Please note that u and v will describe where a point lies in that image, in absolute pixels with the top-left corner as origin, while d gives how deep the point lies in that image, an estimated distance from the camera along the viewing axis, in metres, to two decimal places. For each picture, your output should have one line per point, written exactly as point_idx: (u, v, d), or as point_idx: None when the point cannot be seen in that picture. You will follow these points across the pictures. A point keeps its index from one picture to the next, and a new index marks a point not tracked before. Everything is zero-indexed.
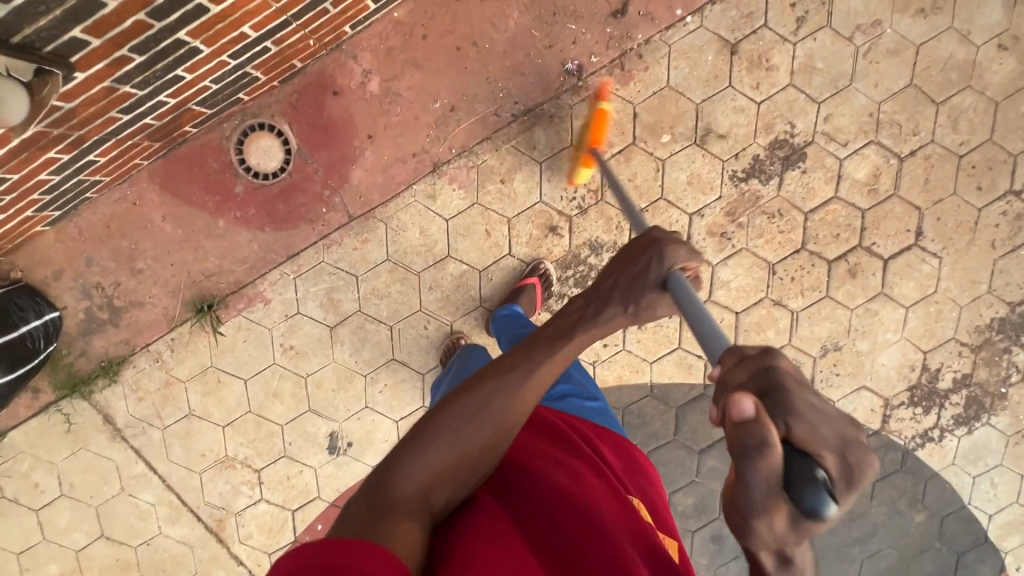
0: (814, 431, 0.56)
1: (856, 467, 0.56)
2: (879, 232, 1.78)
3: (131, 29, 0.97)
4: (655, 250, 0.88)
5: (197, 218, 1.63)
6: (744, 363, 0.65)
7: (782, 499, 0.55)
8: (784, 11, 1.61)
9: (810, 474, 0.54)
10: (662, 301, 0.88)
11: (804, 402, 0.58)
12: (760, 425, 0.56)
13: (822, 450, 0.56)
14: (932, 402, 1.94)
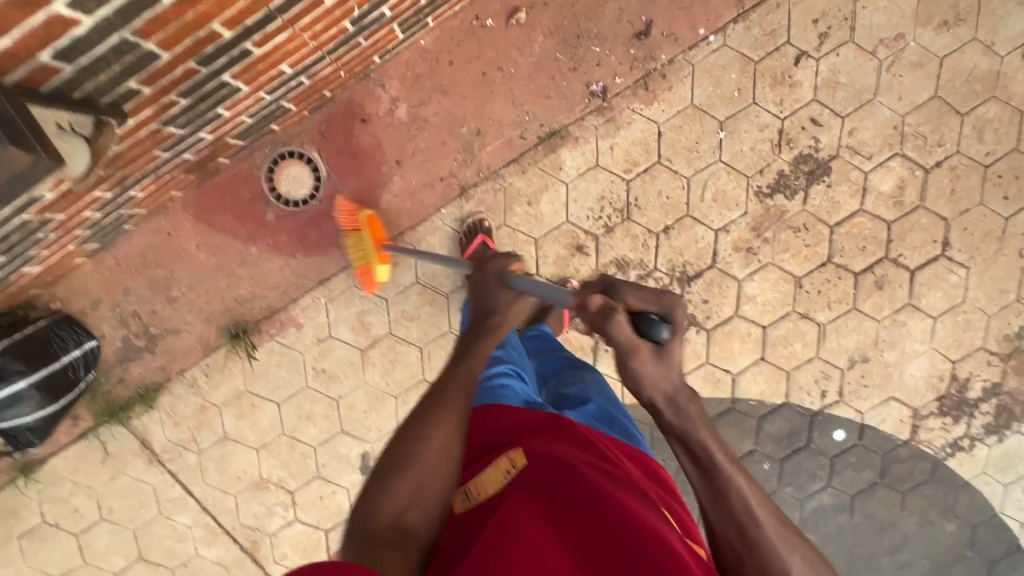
0: (640, 300, 0.93)
1: (667, 305, 0.93)
2: (905, 244, 1.78)
3: (181, 76, 0.99)
4: (487, 266, 1.15)
5: (230, 246, 1.66)
6: (598, 288, 0.96)
7: (637, 338, 0.89)
8: (807, 27, 1.62)
9: (648, 319, 0.90)
10: (518, 299, 1.11)
11: (622, 289, 0.94)
12: (611, 311, 0.89)
13: (654, 306, 0.93)
14: (962, 411, 1.94)
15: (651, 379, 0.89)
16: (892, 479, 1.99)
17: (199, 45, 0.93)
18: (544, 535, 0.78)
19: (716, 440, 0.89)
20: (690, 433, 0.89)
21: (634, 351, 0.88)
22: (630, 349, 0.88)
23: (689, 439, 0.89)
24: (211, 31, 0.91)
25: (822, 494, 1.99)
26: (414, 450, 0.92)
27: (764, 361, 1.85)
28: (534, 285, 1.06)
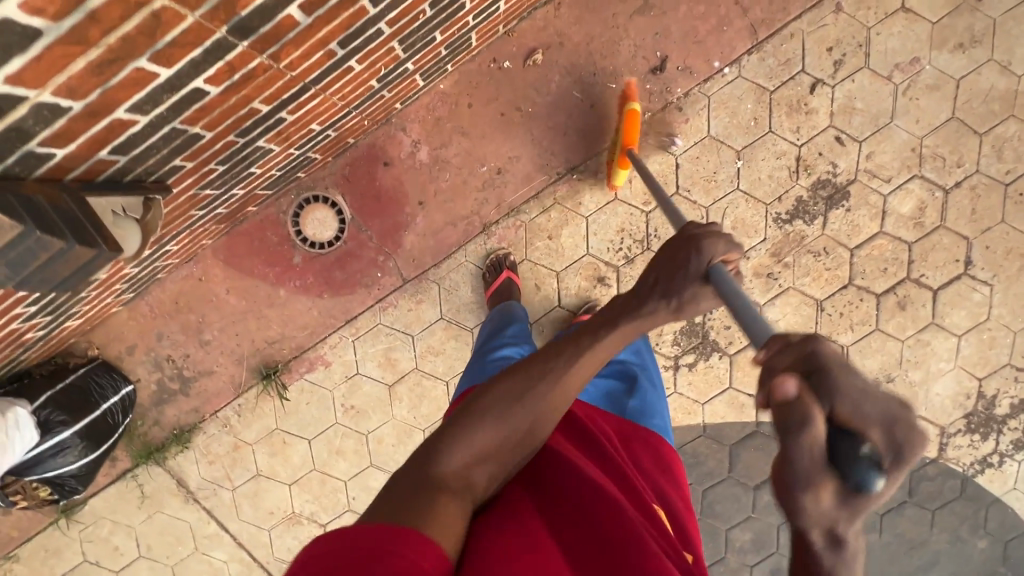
0: (864, 408, 0.54)
1: (909, 445, 0.53)
2: (927, 264, 1.78)
3: (221, 148, 1.03)
4: (700, 241, 0.88)
5: (259, 289, 1.70)
6: (785, 349, 0.63)
7: (827, 470, 0.53)
8: (821, 55, 1.63)
9: (855, 449, 0.52)
10: (706, 293, 0.87)
11: (852, 377, 0.56)
12: (803, 412, 0.54)
13: (863, 425, 0.53)
14: (990, 428, 1.93)
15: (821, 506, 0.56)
16: (920, 498, 1.99)
17: (240, 121, 0.96)
18: (539, 526, 0.77)
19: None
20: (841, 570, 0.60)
21: (801, 448, 0.53)
22: (811, 476, 0.53)
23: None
24: (251, 109, 0.94)
25: None
26: (508, 408, 0.82)
27: None
28: (737, 294, 0.79)
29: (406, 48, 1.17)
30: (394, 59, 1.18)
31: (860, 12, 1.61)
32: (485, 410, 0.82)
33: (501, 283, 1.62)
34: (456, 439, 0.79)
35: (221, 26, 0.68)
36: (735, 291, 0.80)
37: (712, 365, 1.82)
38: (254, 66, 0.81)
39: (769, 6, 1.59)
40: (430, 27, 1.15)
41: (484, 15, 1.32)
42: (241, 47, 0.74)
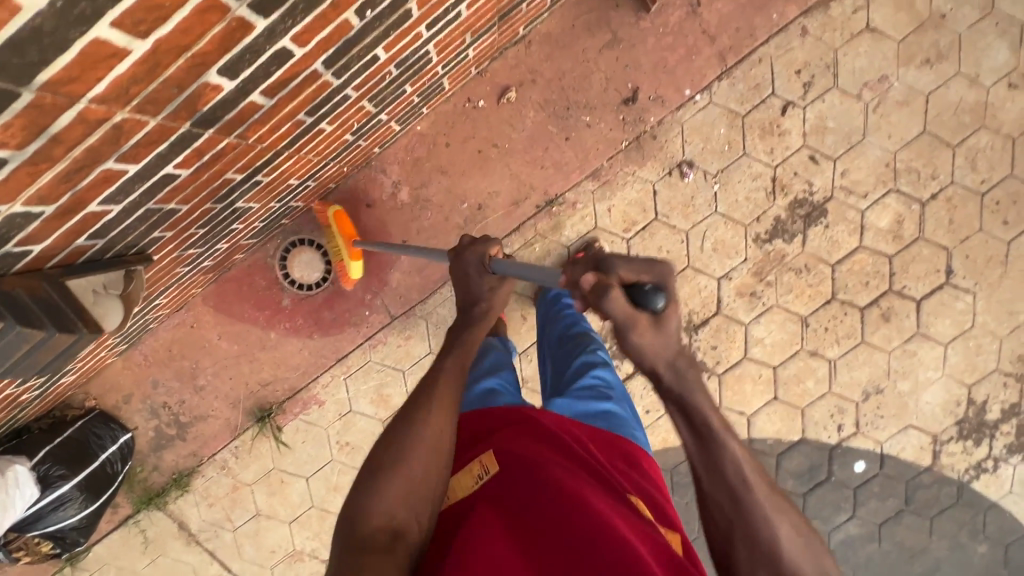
0: (633, 272, 0.90)
1: (663, 279, 0.92)
2: (908, 275, 1.80)
3: (200, 215, 1.06)
4: (463, 255, 1.13)
5: (250, 333, 1.73)
6: (576, 267, 0.95)
7: (636, 309, 0.86)
8: (791, 78, 1.66)
9: (641, 290, 0.86)
10: (501, 281, 1.12)
11: (619, 261, 0.91)
12: (606, 286, 0.86)
13: (636, 275, 0.91)
14: (982, 433, 1.94)
15: (651, 347, 0.87)
16: (918, 506, 2.00)
17: (215, 191, 1.00)
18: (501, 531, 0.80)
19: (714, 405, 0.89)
20: (689, 398, 0.88)
21: (618, 304, 0.86)
22: (628, 322, 0.85)
23: (687, 404, 0.88)
24: (225, 179, 0.98)
25: (847, 525, 2.00)
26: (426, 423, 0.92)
27: (778, 400, 1.87)
28: (521, 267, 1.06)
29: (376, 104, 1.21)
30: (365, 114, 1.22)
31: (826, 35, 1.64)
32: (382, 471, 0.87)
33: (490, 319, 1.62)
34: (363, 508, 0.83)
35: (185, 122, 0.71)
36: (514, 266, 1.08)
37: None
38: (223, 146, 0.85)
39: (736, 33, 1.62)
40: (398, 82, 1.18)
41: (454, 63, 1.36)
42: (207, 133, 0.77)
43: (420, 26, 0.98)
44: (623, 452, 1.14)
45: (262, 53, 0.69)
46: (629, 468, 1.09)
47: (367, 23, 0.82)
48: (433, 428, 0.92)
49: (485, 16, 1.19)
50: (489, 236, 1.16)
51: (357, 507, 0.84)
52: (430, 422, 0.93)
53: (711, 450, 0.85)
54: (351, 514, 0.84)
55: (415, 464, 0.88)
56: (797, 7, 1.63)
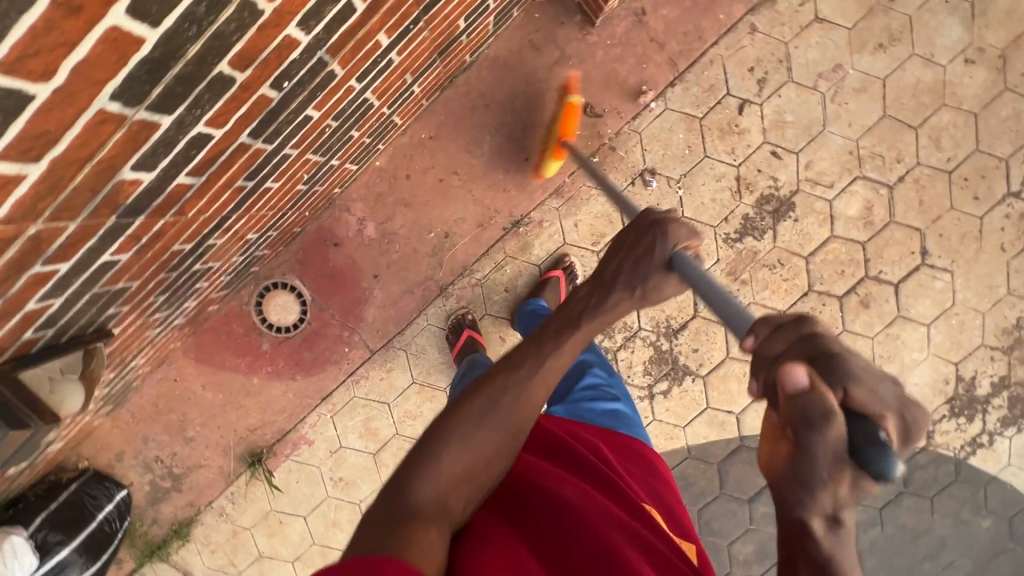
0: (872, 401, 0.56)
1: (911, 427, 0.56)
2: (883, 260, 1.79)
3: (156, 286, 1.08)
4: (661, 230, 0.93)
5: (233, 381, 1.75)
6: (778, 335, 0.68)
7: (849, 460, 0.53)
8: (744, 76, 1.65)
9: (870, 436, 0.53)
10: (670, 279, 0.93)
11: (855, 361, 0.59)
12: (818, 400, 0.54)
13: (878, 411, 0.55)
14: (974, 409, 1.93)
15: (824, 489, 0.55)
16: (917, 487, 1.99)
17: (165, 263, 1.00)
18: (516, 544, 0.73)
19: None
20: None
21: (816, 438, 0.54)
22: (821, 458, 0.53)
23: None
24: (173, 251, 0.98)
25: None
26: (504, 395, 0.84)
27: None
28: (711, 287, 0.84)
29: (324, 152, 1.21)
30: (314, 164, 1.22)
31: (775, 30, 1.64)
32: (455, 435, 0.78)
33: (462, 344, 1.63)
34: (424, 465, 0.75)
35: (109, 216, 0.72)
36: (704, 278, 0.86)
37: (686, 389, 1.84)
38: (160, 226, 0.86)
39: (685, 38, 1.62)
40: (343, 130, 1.18)
41: (401, 100, 1.36)
42: (138, 220, 0.79)
43: (350, 80, 0.98)
44: (640, 459, 1.08)
45: (175, 143, 0.69)
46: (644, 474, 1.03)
47: (287, 91, 0.82)
48: (504, 426, 0.82)
49: (422, 55, 1.19)
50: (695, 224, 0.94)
51: (418, 460, 0.76)
52: (513, 401, 0.83)
53: None
54: (408, 466, 0.76)
55: (483, 446, 0.79)
56: (743, 6, 1.62)
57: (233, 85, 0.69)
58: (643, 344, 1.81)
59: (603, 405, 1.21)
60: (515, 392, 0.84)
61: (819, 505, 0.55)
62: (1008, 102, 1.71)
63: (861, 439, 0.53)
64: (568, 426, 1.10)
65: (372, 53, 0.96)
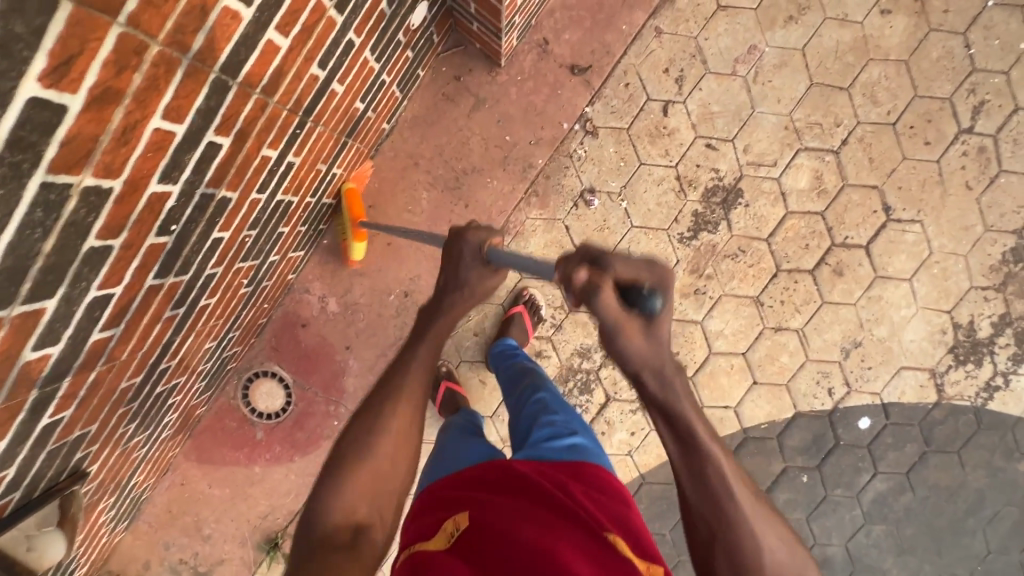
0: (630, 274, 0.86)
1: (663, 281, 0.88)
2: (846, 225, 1.76)
3: (119, 420, 1.12)
4: (465, 236, 1.00)
5: (237, 473, 1.80)
6: (574, 261, 0.89)
7: (629, 316, 0.84)
8: (661, 78, 1.66)
9: (638, 294, 0.84)
10: (492, 272, 1.00)
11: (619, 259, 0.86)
12: (597, 288, 0.82)
13: (632, 274, 0.86)
14: (981, 353, 1.85)
15: (643, 355, 0.84)
16: (940, 444, 1.91)
17: (118, 401, 1.05)
18: None
19: (712, 432, 0.84)
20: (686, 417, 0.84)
21: (623, 337, 0.84)
22: (619, 328, 0.83)
23: (671, 411, 0.84)
24: (122, 389, 1.03)
25: (874, 483, 1.93)
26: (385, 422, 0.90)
27: (759, 383, 1.84)
28: (518, 260, 0.96)
29: (256, 256, 1.26)
30: (250, 268, 1.27)
31: (680, 27, 1.64)
32: (348, 445, 0.88)
33: (442, 399, 1.64)
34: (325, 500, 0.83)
35: (30, 390, 0.76)
36: (516, 258, 0.97)
37: None
38: (93, 378, 0.90)
39: (593, 56, 1.64)
40: (267, 232, 1.23)
41: (324, 185, 1.40)
42: (66, 382, 0.84)
43: (250, 195, 1.03)
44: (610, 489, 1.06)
45: (71, 314, 0.74)
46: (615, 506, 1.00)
47: (180, 231, 0.87)
48: (395, 438, 0.89)
49: (327, 145, 1.23)
50: (494, 226, 1.03)
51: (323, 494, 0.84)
52: (399, 421, 0.90)
53: (698, 460, 0.82)
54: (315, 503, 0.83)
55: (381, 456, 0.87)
56: (644, 12, 1.63)
57: (112, 250, 0.73)
58: None
59: (569, 441, 1.17)
60: (393, 400, 0.91)
61: (647, 370, 0.85)
62: (936, 42, 1.68)
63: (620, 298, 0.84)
64: (540, 466, 1.07)
65: (264, 167, 1.01)
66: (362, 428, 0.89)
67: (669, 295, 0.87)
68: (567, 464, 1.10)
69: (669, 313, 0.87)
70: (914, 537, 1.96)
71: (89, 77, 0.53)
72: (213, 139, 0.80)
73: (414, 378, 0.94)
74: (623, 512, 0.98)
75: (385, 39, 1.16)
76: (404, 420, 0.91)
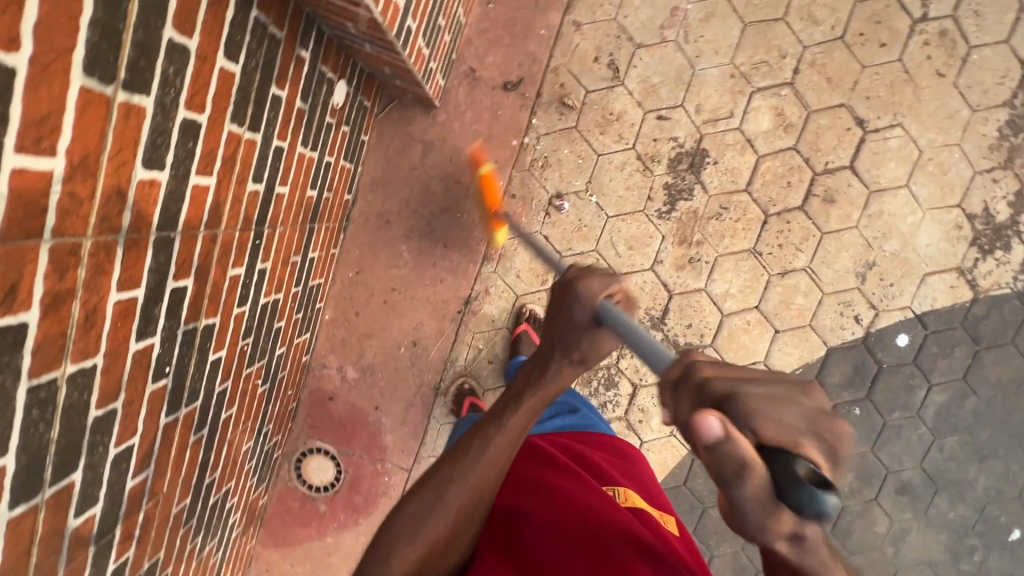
0: (777, 425, 0.51)
1: (835, 441, 0.53)
2: (823, 151, 1.71)
3: (182, 540, 1.22)
4: (578, 289, 0.85)
5: (312, 548, 1.91)
6: (678, 395, 0.59)
7: (776, 500, 0.49)
8: (594, 67, 1.66)
9: (791, 474, 0.48)
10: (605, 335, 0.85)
11: (756, 387, 0.54)
12: (737, 456, 0.48)
13: (792, 438, 0.51)
14: (1007, 237, 1.75)
15: (778, 533, 0.51)
16: (991, 339, 1.82)
17: (176, 524, 1.15)
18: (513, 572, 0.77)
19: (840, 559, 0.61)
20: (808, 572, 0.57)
21: (741, 482, 0.48)
22: (750, 510, 0.49)
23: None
24: (175, 513, 1.13)
25: (932, 397, 1.86)
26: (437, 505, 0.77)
27: (782, 332, 1.80)
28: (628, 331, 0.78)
29: (262, 355, 1.35)
30: (259, 369, 1.36)
31: (597, 14, 1.65)
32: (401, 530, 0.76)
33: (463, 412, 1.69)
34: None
35: (87, 548, 0.85)
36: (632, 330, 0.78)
37: None
38: (143, 515, 1.00)
39: (521, 68, 1.66)
40: (264, 333, 1.31)
41: (306, 271, 1.48)
42: (119, 529, 0.93)
43: (232, 312, 1.10)
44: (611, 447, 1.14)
45: (100, 476, 0.83)
46: (616, 459, 1.09)
47: (175, 369, 0.95)
48: (461, 511, 0.78)
49: (293, 239, 1.30)
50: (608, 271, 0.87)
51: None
52: (454, 511, 0.78)
53: None
54: None
55: (439, 532, 0.76)
56: (558, 10, 1.64)
57: (116, 413, 0.82)
58: None
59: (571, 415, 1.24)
60: (472, 472, 0.80)
61: (783, 538, 0.52)
62: None
63: (786, 481, 0.48)
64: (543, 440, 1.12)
65: (237, 284, 1.08)
66: (417, 503, 0.78)
67: (839, 464, 0.51)
68: (576, 434, 1.15)
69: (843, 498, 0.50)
70: (992, 439, 1.87)
71: (37, 291, 0.60)
72: (176, 285, 0.87)
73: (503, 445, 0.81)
74: (631, 470, 1.07)
75: (313, 129, 1.22)
76: (487, 476, 0.80)
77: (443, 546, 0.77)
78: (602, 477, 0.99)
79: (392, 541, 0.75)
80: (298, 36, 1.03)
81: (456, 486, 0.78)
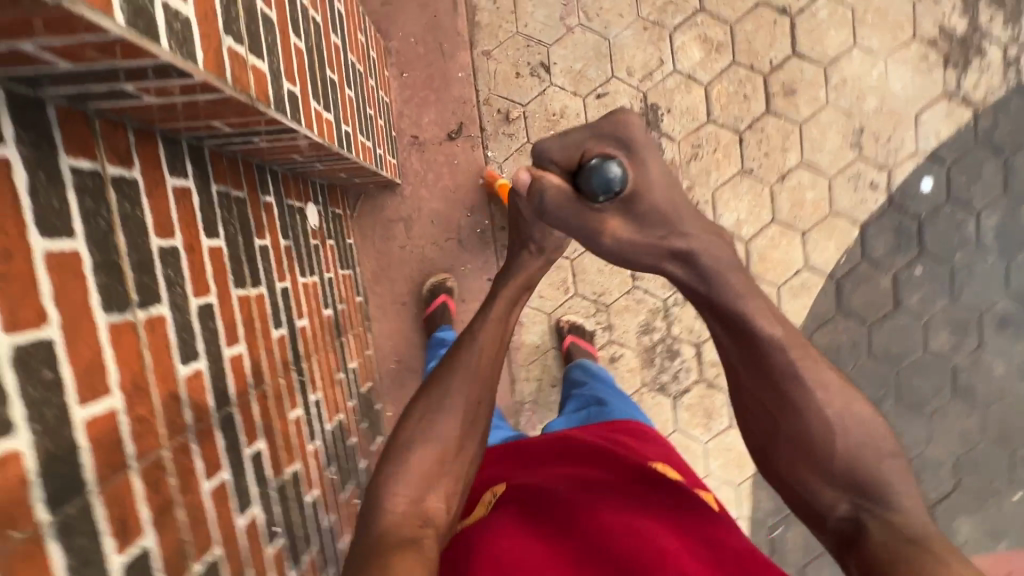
0: (571, 152, 0.67)
1: (620, 136, 0.66)
2: (762, 52, 1.71)
3: None
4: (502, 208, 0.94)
5: None
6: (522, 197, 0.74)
7: (584, 200, 0.66)
8: (521, 82, 1.71)
9: (585, 169, 0.65)
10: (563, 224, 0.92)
11: (557, 139, 0.67)
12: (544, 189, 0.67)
13: (579, 152, 0.67)
14: (975, 45, 1.72)
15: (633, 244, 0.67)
16: (1012, 144, 1.77)
17: None
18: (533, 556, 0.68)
19: (777, 321, 0.66)
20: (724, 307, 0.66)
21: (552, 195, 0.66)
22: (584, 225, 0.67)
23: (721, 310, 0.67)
24: None
25: (985, 224, 1.79)
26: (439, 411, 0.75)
27: (808, 231, 1.77)
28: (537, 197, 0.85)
29: (349, 476, 1.38)
30: (353, 489, 1.40)
31: (500, 35, 1.70)
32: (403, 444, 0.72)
33: (437, 308, 1.66)
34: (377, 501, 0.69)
35: None
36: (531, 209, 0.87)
37: None
38: None
39: (457, 113, 1.71)
40: (342, 455, 1.35)
41: (353, 382, 1.52)
42: None
43: (308, 450, 1.14)
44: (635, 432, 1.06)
45: None
46: (637, 442, 1.01)
47: (284, 526, 0.98)
48: (466, 413, 0.76)
49: (330, 360, 1.36)
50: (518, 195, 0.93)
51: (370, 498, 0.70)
52: (457, 416, 0.75)
53: (774, 381, 0.66)
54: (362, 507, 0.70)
55: (447, 432, 0.74)
56: (465, 49, 1.70)
57: None
58: (681, 306, 1.78)
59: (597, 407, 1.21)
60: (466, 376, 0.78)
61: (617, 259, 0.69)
62: None
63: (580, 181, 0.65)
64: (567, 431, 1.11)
65: (301, 424, 1.13)
66: (420, 414, 0.75)
67: (632, 147, 0.66)
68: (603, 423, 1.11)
69: (639, 166, 0.66)
70: None
71: (143, 515, 0.65)
72: (251, 451, 0.91)
73: (478, 379, 0.78)
74: (655, 450, 0.99)
75: (304, 256, 1.28)
76: (470, 404, 0.76)
77: (456, 448, 0.74)
78: (632, 454, 0.92)
79: (401, 452, 0.72)
80: (259, 183, 1.09)
81: (455, 389, 0.76)
